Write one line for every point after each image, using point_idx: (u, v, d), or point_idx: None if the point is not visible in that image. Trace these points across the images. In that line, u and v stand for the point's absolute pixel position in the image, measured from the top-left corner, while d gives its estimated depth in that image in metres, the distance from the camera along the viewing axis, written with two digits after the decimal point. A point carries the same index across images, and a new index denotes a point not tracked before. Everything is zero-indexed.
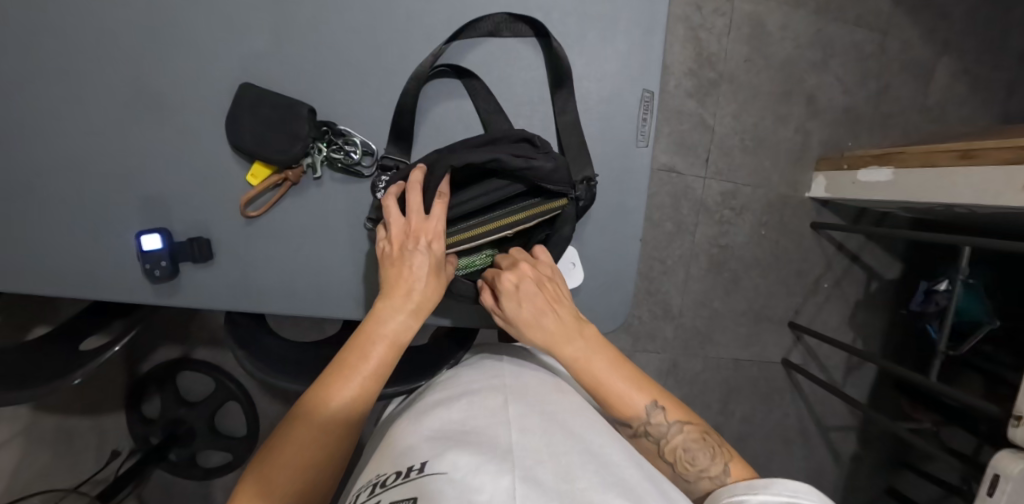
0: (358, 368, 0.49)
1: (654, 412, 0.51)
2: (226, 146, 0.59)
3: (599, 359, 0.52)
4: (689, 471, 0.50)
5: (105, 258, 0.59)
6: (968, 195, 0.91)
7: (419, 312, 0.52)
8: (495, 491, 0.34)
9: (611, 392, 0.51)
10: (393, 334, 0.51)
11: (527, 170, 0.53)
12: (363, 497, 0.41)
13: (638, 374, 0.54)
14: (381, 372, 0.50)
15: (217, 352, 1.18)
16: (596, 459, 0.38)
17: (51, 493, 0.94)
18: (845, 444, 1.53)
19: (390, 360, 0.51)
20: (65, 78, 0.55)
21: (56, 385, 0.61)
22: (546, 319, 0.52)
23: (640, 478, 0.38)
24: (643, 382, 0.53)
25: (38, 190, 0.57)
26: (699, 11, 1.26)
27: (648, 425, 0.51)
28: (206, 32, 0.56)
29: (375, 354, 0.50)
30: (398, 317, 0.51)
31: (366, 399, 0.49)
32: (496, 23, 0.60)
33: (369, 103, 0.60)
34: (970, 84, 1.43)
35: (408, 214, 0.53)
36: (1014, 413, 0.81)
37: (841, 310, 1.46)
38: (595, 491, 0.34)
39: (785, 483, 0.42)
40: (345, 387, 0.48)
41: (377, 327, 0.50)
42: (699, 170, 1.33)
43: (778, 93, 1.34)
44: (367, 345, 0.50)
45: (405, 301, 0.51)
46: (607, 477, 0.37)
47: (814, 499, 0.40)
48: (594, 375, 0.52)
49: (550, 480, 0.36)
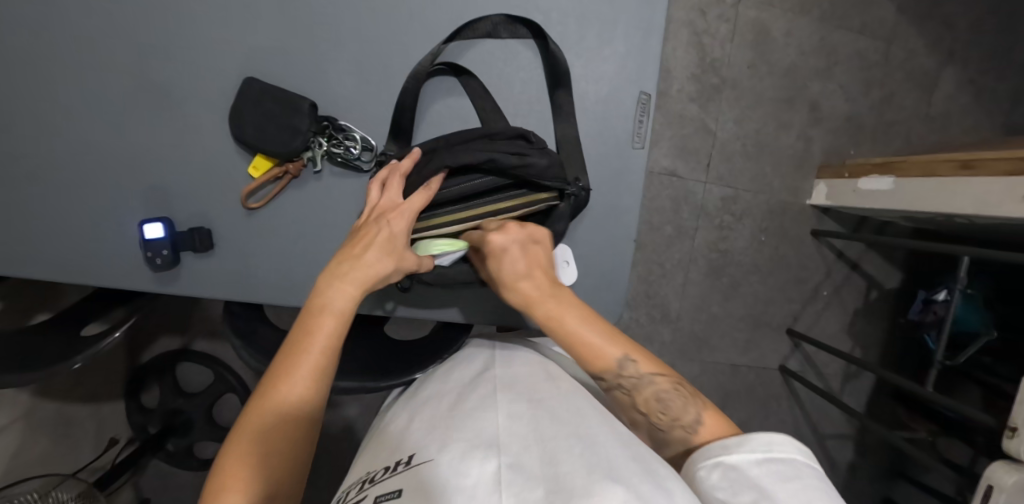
0: (310, 338, 0.50)
1: (624, 365, 0.51)
2: (229, 138, 0.60)
3: (570, 315, 0.54)
4: (663, 420, 0.49)
5: (107, 246, 0.60)
6: (970, 205, 0.90)
7: (367, 281, 0.53)
8: (480, 476, 0.35)
9: (577, 346, 0.53)
10: (343, 304, 0.52)
11: (522, 168, 0.56)
12: (352, 494, 0.42)
13: (611, 329, 0.54)
14: (335, 340, 0.51)
15: (216, 344, 1.22)
16: (582, 442, 0.38)
17: (50, 478, 0.89)
18: (841, 452, 1.53)
19: (344, 329, 0.52)
20: (71, 70, 0.57)
21: (57, 369, 0.62)
22: (518, 291, 0.56)
23: (628, 460, 0.38)
24: (614, 341, 0.52)
25: (44, 180, 0.58)
26: (703, 16, 1.27)
27: (618, 379, 0.51)
28: (212, 26, 0.57)
29: (326, 323, 0.51)
30: (341, 287, 0.52)
31: (315, 372, 0.49)
32: (495, 24, 0.61)
33: (370, 100, 0.61)
34: (973, 95, 1.43)
35: (384, 196, 0.58)
36: (1008, 424, 0.80)
37: (840, 317, 1.46)
38: (578, 471, 0.34)
39: (757, 437, 0.41)
40: (300, 359, 0.48)
41: (323, 300, 0.52)
42: (699, 175, 1.33)
43: (781, 99, 1.34)
44: (315, 317, 0.51)
45: (350, 271, 0.53)
46: (593, 457, 0.36)
47: (787, 450, 0.40)
48: (562, 330, 0.53)
49: (536, 467, 0.36)
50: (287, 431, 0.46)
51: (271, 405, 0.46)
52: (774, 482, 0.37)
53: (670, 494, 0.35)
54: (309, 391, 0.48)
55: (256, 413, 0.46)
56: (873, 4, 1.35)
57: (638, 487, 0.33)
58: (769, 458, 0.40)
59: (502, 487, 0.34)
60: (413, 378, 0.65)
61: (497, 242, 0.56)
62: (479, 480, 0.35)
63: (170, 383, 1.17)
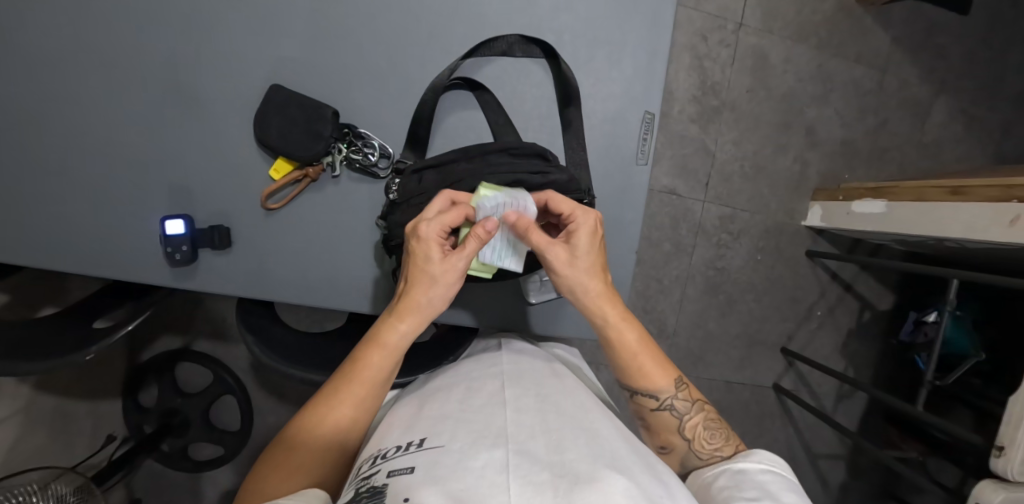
0: (363, 376, 0.53)
1: (679, 389, 0.59)
2: (253, 141, 0.63)
3: (632, 331, 0.58)
4: (704, 448, 0.56)
5: (128, 240, 0.62)
6: (960, 227, 0.93)
7: (419, 314, 0.53)
8: (489, 459, 0.37)
9: (642, 364, 0.59)
10: (394, 340, 0.53)
11: (545, 186, 0.59)
12: (364, 468, 0.44)
13: (664, 360, 0.60)
14: (383, 374, 0.54)
15: (218, 344, 1.23)
16: (588, 436, 0.42)
17: (48, 471, 0.88)
18: (833, 472, 1.53)
19: (395, 366, 0.54)
20: (106, 68, 0.59)
21: (70, 359, 0.64)
22: (603, 290, 0.57)
23: (629, 452, 0.42)
24: (671, 368, 0.60)
25: (72, 171, 0.60)
26: (704, 41, 1.32)
27: (673, 400, 0.59)
28: (242, 35, 0.61)
29: (375, 358, 0.53)
30: (400, 329, 0.53)
31: (366, 406, 0.53)
32: (510, 44, 0.64)
33: (389, 110, 0.64)
34: (965, 124, 1.48)
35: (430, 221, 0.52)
36: (995, 443, 0.81)
37: (833, 338, 1.49)
38: (584, 459, 0.37)
39: (763, 453, 0.50)
40: (347, 390, 0.52)
41: (381, 341, 0.53)
42: (698, 194, 1.37)
43: (779, 123, 1.38)
44: (371, 356, 0.53)
45: (408, 314, 0.53)
46: (598, 449, 0.40)
47: (785, 469, 0.48)
48: (630, 347, 0.58)
49: (542, 452, 0.39)
50: (328, 453, 0.51)
51: (318, 429, 0.51)
52: (776, 487, 0.45)
53: (666, 485, 0.40)
54: (354, 419, 0.53)
55: (303, 437, 0.50)
56: (869, 34, 1.40)
57: (637, 476, 0.37)
58: (772, 469, 0.48)
59: (510, 469, 0.36)
60: (415, 378, 0.66)
61: (595, 220, 0.56)
62: (488, 461, 0.37)
63: (169, 383, 1.17)
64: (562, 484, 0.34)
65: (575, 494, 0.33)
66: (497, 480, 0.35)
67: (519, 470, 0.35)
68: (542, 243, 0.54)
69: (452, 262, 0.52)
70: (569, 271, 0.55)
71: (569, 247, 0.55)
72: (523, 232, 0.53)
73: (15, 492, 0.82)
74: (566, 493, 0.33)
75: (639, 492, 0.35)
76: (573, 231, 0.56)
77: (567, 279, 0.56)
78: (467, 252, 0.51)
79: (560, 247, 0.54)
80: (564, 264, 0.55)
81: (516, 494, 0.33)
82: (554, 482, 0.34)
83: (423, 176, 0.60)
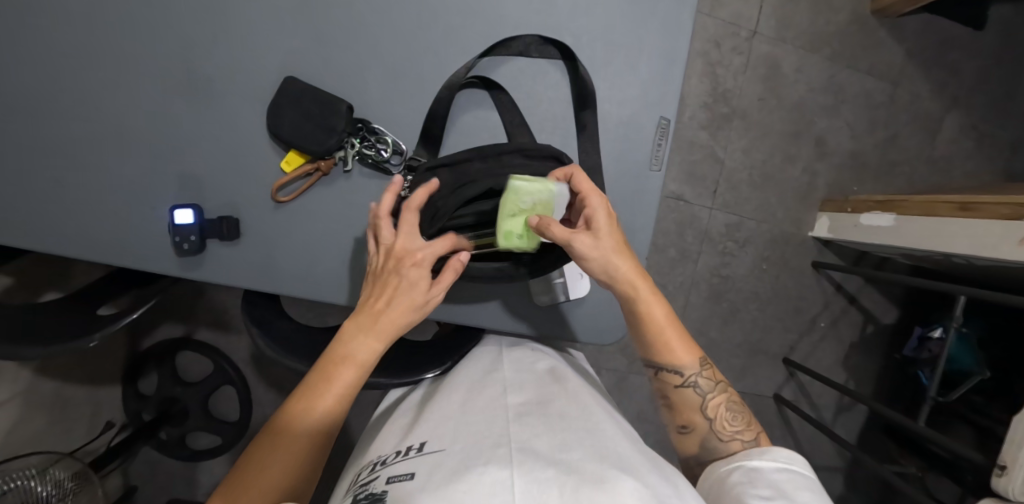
0: (328, 386, 0.52)
1: (703, 368, 0.59)
2: (264, 133, 0.63)
3: (659, 307, 0.58)
4: (726, 430, 0.57)
5: (137, 227, 0.62)
6: (970, 245, 0.92)
7: (393, 334, 0.53)
8: (492, 458, 0.37)
9: (667, 337, 0.59)
10: (364, 354, 0.52)
11: None
12: (364, 475, 0.44)
13: (687, 337, 0.60)
14: (352, 387, 0.53)
15: (219, 334, 1.23)
16: (593, 436, 0.41)
17: (46, 456, 0.88)
18: (831, 485, 1.53)
19: (360, 379, 0.53)
20: (120, 53, 0.59)
21: (73, 346, 0.63)
22: (629, 276, 0.57)
23: (635, 452, 0.42)
24: (695, 347, 0.60)
25: (81, 157, 0.60)
26: (717, 48, 1.31)
27: (698, 378, 0.59)
28: (256, 25, 0.60)
29: (344, 371, 0.52)
30: (367, 342, 0.52)
31: (333, 417, 0.53)
32: (528, 44, 0.64)
33: (403, 106, 0.64)
34: (976, 140, 1.47)
35: (399, 237, 0.53)
36: (998, 463, 0.80)
37: (836, 350, 1.48)
38: (589, 459, 0.37)
39: (780, 450, 0.49)
40: (318, 401, 0.51)
41: (347, 351, 0.52)
42: (706, 201, 1.36)
43: (789, 133, 1.38)
44: (337, 366, 0.52)
45: (377, 329, 0.52)
46: (603, 450, 0.39)
47: (803, 465, 0.48)
48: (658, 321, 0.59)
49: (546, 450, 0.38)
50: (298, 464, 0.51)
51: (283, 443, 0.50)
52: (792, 486, 0.45)
53: (673, 485, 0.40)
54: (320, 430, 0.52)
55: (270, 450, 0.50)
56: (882, 46, 1.40)
57: (644, 477, 0.37)
58: (789, 467, 0.47)
59: (513, 465, 0.35)
60: (423, 377, 0.66)
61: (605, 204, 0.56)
62: (490, 460, 0.37)
63: (170, 371, 1.17)
64: (567, 482, 0.34)
65: (581, 493, 0.32)
66: (500, 477, 0.34)
67: (523, 467, 0.35)
68: (566, 235, 0.53)
69: (425, 286, 0.53)
70: (598, 255, 0.55)
71: (592, 234, 0.54)
72: (546, 230, 0.52)
73: (12, 476, 0.80)
74: (572, 492, 0.33)
75: (647, 493, 0.35)
76: (590, 218, 0.55)
77: (596, 263, 0.55)
78: (443, 284, 0.54)
79: (584, 235, 0.54)
80: (591, 251, 0.54)
81: (520, 491, 0.33)
82: (560, 479, 0.34)
83: (436, 175, 0.60)
